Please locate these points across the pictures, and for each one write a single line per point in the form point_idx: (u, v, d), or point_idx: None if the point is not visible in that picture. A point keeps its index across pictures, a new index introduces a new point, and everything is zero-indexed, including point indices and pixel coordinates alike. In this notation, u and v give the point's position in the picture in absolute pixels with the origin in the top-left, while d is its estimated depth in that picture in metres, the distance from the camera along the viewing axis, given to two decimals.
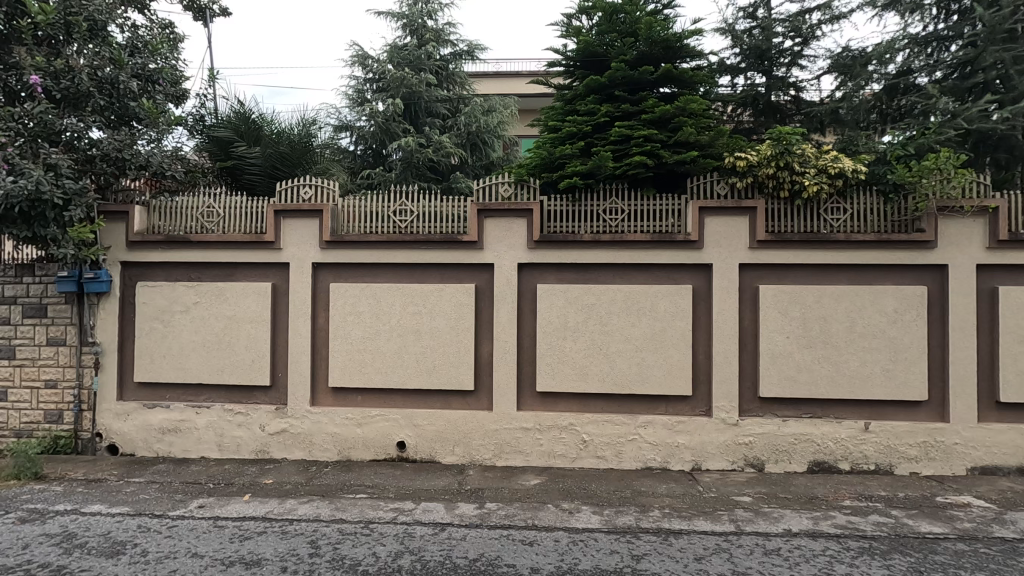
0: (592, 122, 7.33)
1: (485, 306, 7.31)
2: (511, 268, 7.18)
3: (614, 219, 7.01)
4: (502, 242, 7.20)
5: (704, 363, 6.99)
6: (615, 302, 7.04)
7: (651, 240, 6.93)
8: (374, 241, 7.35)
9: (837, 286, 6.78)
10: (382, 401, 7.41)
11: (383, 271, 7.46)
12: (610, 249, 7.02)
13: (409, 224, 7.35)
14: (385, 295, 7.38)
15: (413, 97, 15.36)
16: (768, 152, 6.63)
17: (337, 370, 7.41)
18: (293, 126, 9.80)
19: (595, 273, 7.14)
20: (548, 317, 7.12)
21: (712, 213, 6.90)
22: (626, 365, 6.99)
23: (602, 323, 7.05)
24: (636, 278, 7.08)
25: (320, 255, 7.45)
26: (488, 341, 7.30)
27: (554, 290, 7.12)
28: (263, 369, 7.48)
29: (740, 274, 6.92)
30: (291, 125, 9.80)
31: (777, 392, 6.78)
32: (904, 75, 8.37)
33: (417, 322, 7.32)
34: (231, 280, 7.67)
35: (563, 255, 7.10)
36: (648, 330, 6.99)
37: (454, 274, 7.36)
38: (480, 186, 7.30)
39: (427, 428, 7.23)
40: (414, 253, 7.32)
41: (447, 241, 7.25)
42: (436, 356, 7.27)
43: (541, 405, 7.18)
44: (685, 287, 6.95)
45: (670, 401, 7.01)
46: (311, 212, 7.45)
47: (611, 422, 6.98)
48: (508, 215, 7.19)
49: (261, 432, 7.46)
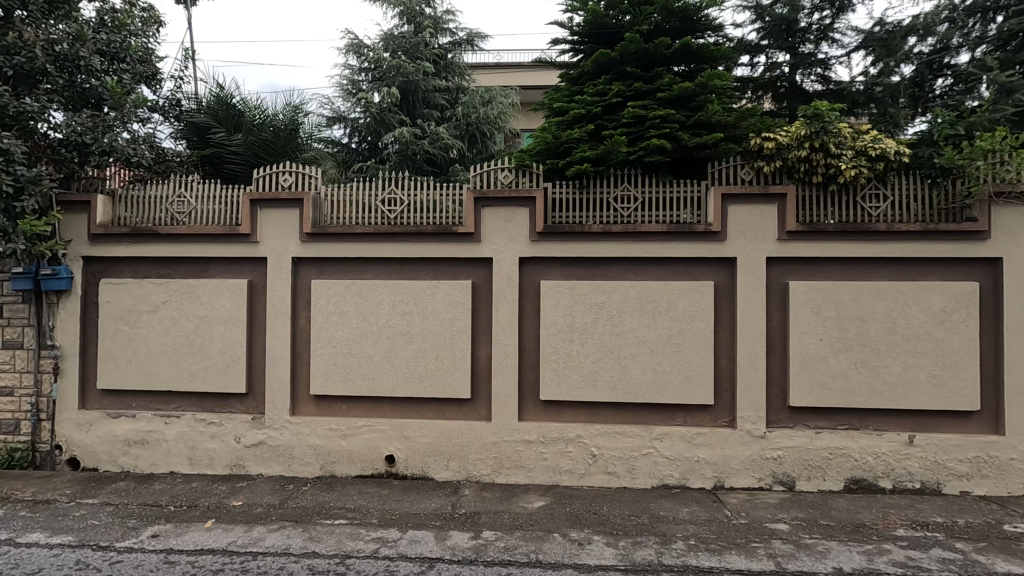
0: (602, 102, 6.60)
1: (482, 306, 6.60)
2: (512, 263, 6.46)
3: (625, 208, 6.33)
4: (502, 234, 6.49)
5: (727, 369, 6.27)
6: (628, 300, 6.32)
7: (668, 231, 6.22)
8: (360, 234, 6.64)
9: (877, 282, 6.05)
10: (370, 410, 6.71)
11: (370, 267, 6.75)
12: (622, 242, 6.30)
13: (400, 214, 6.65)
14: (372, 294, 6.67)
15: (410, 86, 14.68)
16: (800, 132, 5.93)
17: (320, 377, 6.70)
18: (280, 114, 9.12)
19: (605, 269, 6.42)
20: (553, 317, 6.40)
21: (736, 200, 6.18)
22: (639, 371, 6.27)
23: (613, 325, 6.32)
24: (651, 274, 6.36)
25: (300, 249, 6.75)
26: (487, 344, 6.58)
27: (560, 288, 6.40)
28: (238, 376, 6.78)
29: (768, 269, 6.20)
30: (277, 112, 9.13)
31: (810, 401, 6.06)
32: (941, 52, 7.85)
33: (408, 324, 6.60)
34: (203, 277, 6.96)
35: (569, 248, 6.38)
36: (664, 331, 6.26)
37: (448, 269, 6.65)
38: (477, 173, 6.60)
39: (419, 440, 6.53)
40: (404, 247, 6.61)
41: (440, 233, 6.53)
42: (429, 361, 6.55)
43: (545, 415, 6.47)
44: (705, 284, 6.23)
45: (689, 411, 6.29)
46: (290, 201, 6.75)
47: (624, 435, 6.26)
48: (508, 204, 6.48)
49: (236, 445, 6.76)
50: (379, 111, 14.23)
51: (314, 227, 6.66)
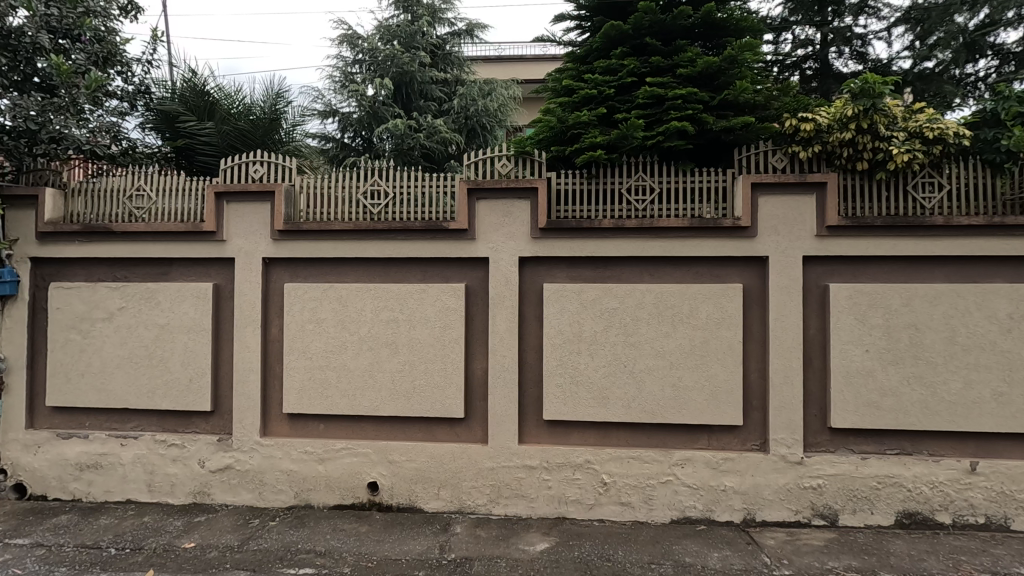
0: (614, 80, 5.80)
1: (477, 314, 5.81)
2: (511, 264, 5.67)
3: (640, 201, 5.57)
4: (499, 231, 5.70)
5: (758, 385, 5.46)
6: (644, 306, 5.52)
7: (690, 226, 5.42)
8: (339, 230, 5.86)
9: (932, 285, 5.23)
10: (351, 431, 5.93)
11: (351, 269, 5.97)
12: (637, 239, 5.51)
13: (384, 208, 5.88)
14: (353, 299, 5.88)
15: (405, 78, 13.94)
16: (846, 111, 5.14)
17: (295, 393, 5.92)
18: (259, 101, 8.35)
19: (618, 270, 5.62)
20: (559, 325, 5.61)
21: (768, 190, 5.38)
22: (657, 387, 5.47)
23: (627, 334, 5.52)
24: (670, 276, 5.56)
25: (272, 249, 5.97)
26: (482, 356, 5.79)
27: (566, 291, 5.60)
28: (203, 392, 6.01)
29: (805, 270, 5.40)
30: (256, 100, 8.35)
31: (855, 422, 5.25)
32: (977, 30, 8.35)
33: (393, 333, 5.81)
34: (163, 280, 6.18)
35: (576, 246, 5.59)
36: (686, 341, 5.46)
37: (439, 271, 5.86)
38: (472, 161, 5.83)
39: (406, 466, 5.75)
40: (389, 246, 5.82)
41: (430, 229, 5.75)
42: (417, 375, 5.77)
43: (548, 437, 5.67)
44: (732, 287, 5.42)
45: (713, 432, 5.49)
46: (260, 194, 5.98)
47: (639, 460, 5.47)
48: (506, 197, 5.69)
49: (200, 470, 5.99)
50: (372, 103, 13.59)
51: (287, 224, 5.89)
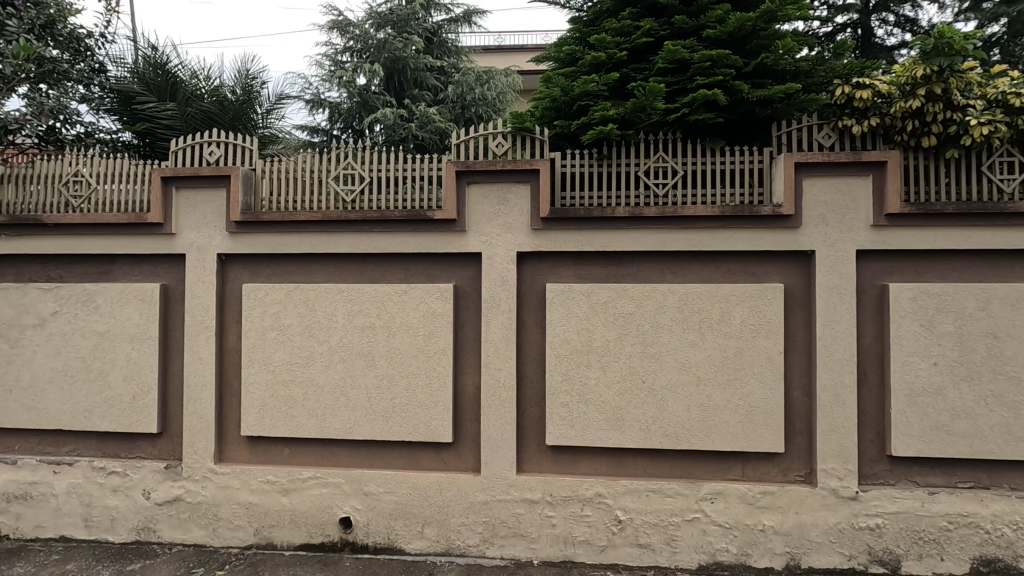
0: (629, 45, 4.90)
1: (468, 320, 4.93)
2: (508, 261, 4.80)
3: (660, 184, 4.70)
4: (494, 221, 4.82)
5: (802, 406, 4.58)
6: (666, 311, 4.63)
7: (720, 215, 4.54)
8: (305, 221, 4.98)
9: (1014, 284, 4.34)
10: (320, 457, 5.04)
11: (320, 267, 5.09)
12: (657, 231, 4.63)
13: (358, 194, 5.02)
14: (323, 303, 5.00)
15: (398, 66, 13.09)
16: (913, 74, 4.26)
17: (255, 413, 5.05)
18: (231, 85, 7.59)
19: (634, 267, 4.74)
20: (564, 334, 4.72)
21: (813, 172, 4.50)
22: (682, 407, 4.60)
23: (646, 344, 4.64)
24: (696, 275, 4.68)
25: (228, 244, 5.10)
26: (474, 369, 4.91)
27: (573, 293, 4.72)
28: (148, 411, 5.14)
29: (859, 267, 4.51)
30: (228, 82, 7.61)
31: (921, 450, 4.37)
32: None
33: (369, 342, 4.94)
34: (103, 281, 5.30)
35: (585, 239, 4.71)
36: (716, 352, 4.58)
37: (423, 269, 4.98)
38: (461, 140, 4.95)
39: (384, 499, 4.88)
40: (364, 240, 4.95)
41: (413, 220, 4.87)
42: (398, 393, 4.89)
43: (552, 465, 4.79)
44: (772, 288, 4.54)
45: (749, 460, 4.60)
46: (213, 179, 5.10)
47: (661, 494, 4.59)
48: (502, 181, 4.81)
49: (145, 502, 5.12)
50: (361, 90, 12.78)
51: (244, 213, 5.02)
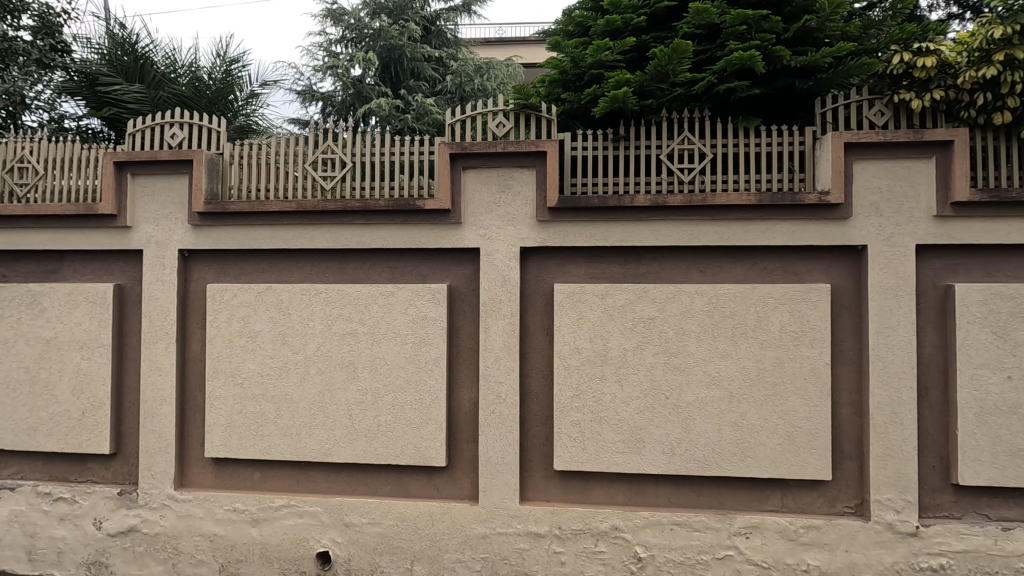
0: (649, 9, 4.30)
1: (464, 326, 4.29)
2: (509, 257, 4.17)
3: (685, 169, 4.08)
4: (494, 211, 4.19)
5: (852, 426, 3.94)
6: (693, 316, 4.00)
7: (756, 204, 3.92)
8: (278, 212, 4.35)
9: None
10: (295, 482, 4.41)
11: (295, 265, 4.45)
12: (682, 223, 4.00)
13: (339, 181, 4.39)
14: (298, 306, 4.37)
15: (393, 56, 12.48)
16: (987, 38, 3.65)
17: (221, 431, 4.42)
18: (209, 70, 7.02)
19: (656, 265, 4.10)
20: (575, 342, 4.09)
21: (865, 153, 3.87)
22: (712, 426, 3.97)
23: (669, 354, 4.01)
24: (727, 274, 4.06)
25: (190, 238, 4.46)
26: (471, 382, 4.27)
27: (585, 295, 4.09)
28: (100, 429, 4.50)
29: (918, 265, 3.88)
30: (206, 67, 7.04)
31: (993, 479, 3.73)
32: None
33: (350, 351, 4.31)
34: (50, 280, 4.66)
35: (599, 233, 4.08)
36: (751, 364, 3.95)
37: (412, 267, 4.34)
38: (456, 119, 4.33)
39: (368, 531, 4.24)
40: (345, 234, 4.31)
41: (401, 210, 4.23)
42: (384, 409, 4.26)
43: (561, 493, 4.16)
44: (816, 289, 3.91)
45: (790, 489, 3.97)
46: (173, 164, 4.46)
47: (687, 528, 3.96)
48: (503, 166, 4.18)
49: (96, 534, 4.48)
50: (354, 81, 12.30)
51: (208, 203, 4.38)
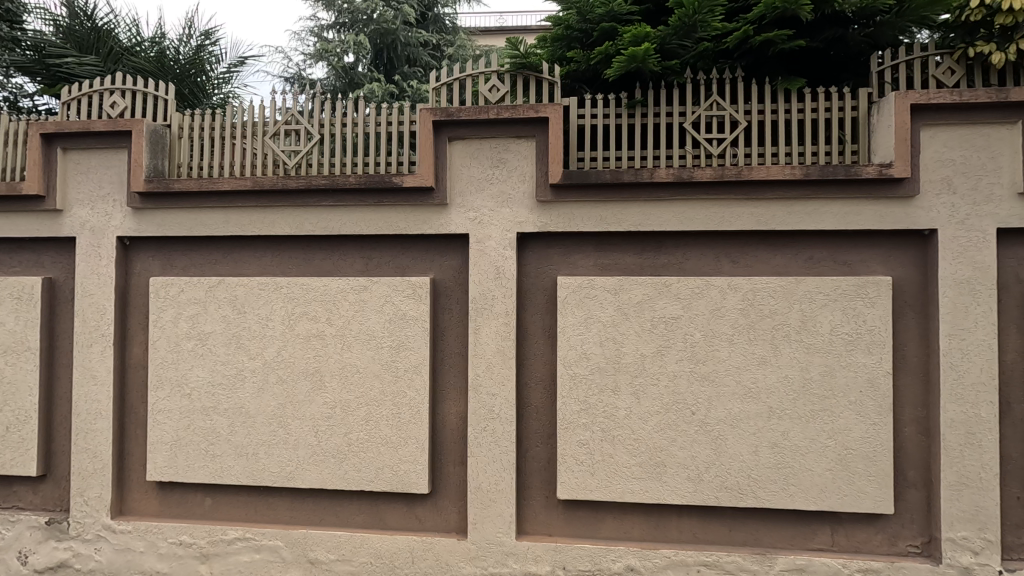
0: None
1: (451, 327, 3.61)
2: (504, 246, 3.49)
3: (714, 139, 3.42)
4: (486, 190, 3.52)
5: (917, 449, 3.26)
6: (723, 315, 3.33)
7: (803, 179, 3.23)
8: (232, 192, 3.68)
9: None
10: (252, 511, 3.74)
11: (253, 255, 3.79)
12: (711, 204, 3.33)
13: (305, 157, 3.75)
14: (255, 303, 3.70)
15: (387, 41, 11.75)
16: None
17: (165, 451, 3.75)
18: (177, 50, 6.22)
19: (679, 254, 3.44)
20: (582, 346, 3.41)
21: (934, 117, 3.19)
22: (747, 448, 3.30)
23: (696, 361, 3.34)
24: (764, 265, 3.39)
25: (130, 223, 3.80)
26: (458, 394, 3.60)
27: (594, 290, 3.41)
28: (25, 447, 3.84)
29: (999, 254, 3.20)
30: (173, 47, 6.24)
31: None
32: None
33: (316, 356, 3.64)
34: None
35: (611, 215, 3.41)
36: (795, 373, 3.28)
37: (390, 258, 3.67)
38: (443, 81, 3.66)
39: (337, 570, 3.57)
40: (311, 218, 3.65)
41: (375, 189, 3.56)
42: (356, 426, 3.60)
43: (566, 527, 3.48)
44: (875, 283, 3.23)
45: (843, 524, 3.29)
46: (111, 136, 3.80)
47: (718, 570, 3.29)
48: (497, 135, 3.51)
49: (20, 570, 3.81)
50: (347, 69, 11.64)
51: (149, 181, 3.71)
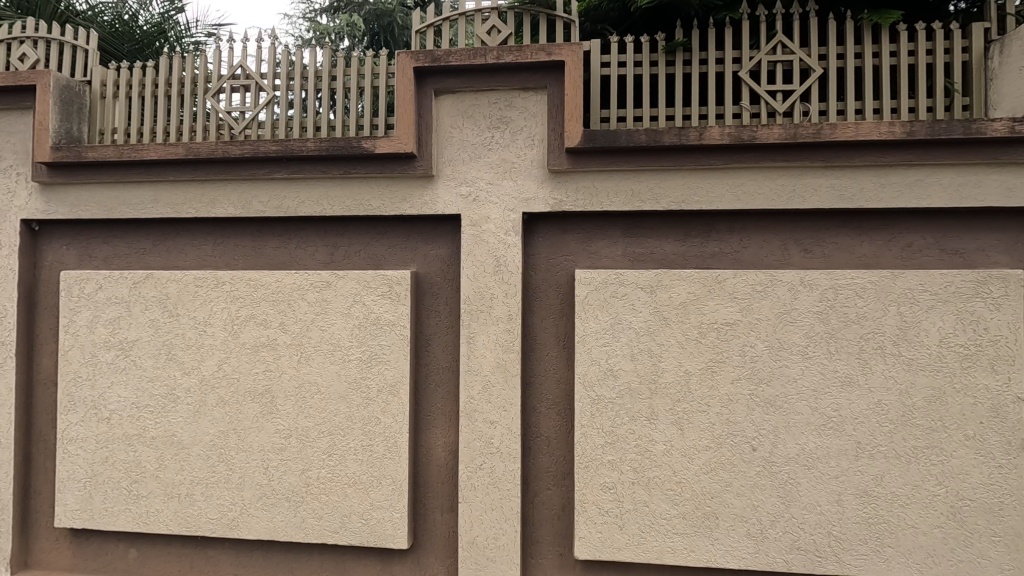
0: None
1: (438, 335, 2.82)
2: (505, 230, 2.70)
3: (779, 92, 2.64)
4: (483, 158, 2.73)
5: None
6: (795, 320, 2.52)
7: (906, 140, 2.42)
8: (161, 162, 2.90)
9: None
10: (187, 568, 2.95)
11: (190, 242, 3.00)
12: (778, 174, 2.54)
13: (257, 118, 3.01)
14: (191, 303, 2.92)
15: (385, 24, 10.98)
16: None
17: (79, 490, 2.97)
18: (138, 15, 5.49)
19: (733, 241, 2.64)
20: (608, 361, 2.62)
21: None
22: (827, 497, 2.50)
23: (757, 381, 2.54)
24: (847, 255, 2.58)
25: (37, 203, 3.02)
26: (447, 420, 2.80)
27: (622, 287, 2.61)
28: None
29: None
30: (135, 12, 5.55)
31: None
32: None
33: (266, 371, 2.86)
34: None
35: (646, 190, 2.61)
36: (891, 398, 2.47)
37: (361, 246, 2.88)
38: (430, 21, 2.88)
39: None
40: (261, 195, 2.87)
41: (341, 157, 2.77)
42: (316, 462, 2.81)
43: None
44: (1000, 277, 2.42)
45: None
46: (14, 94, 3.02)
47: None
48: (498, 87, 2.73)
49: None
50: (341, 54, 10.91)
51: (56, 148, 2.93)
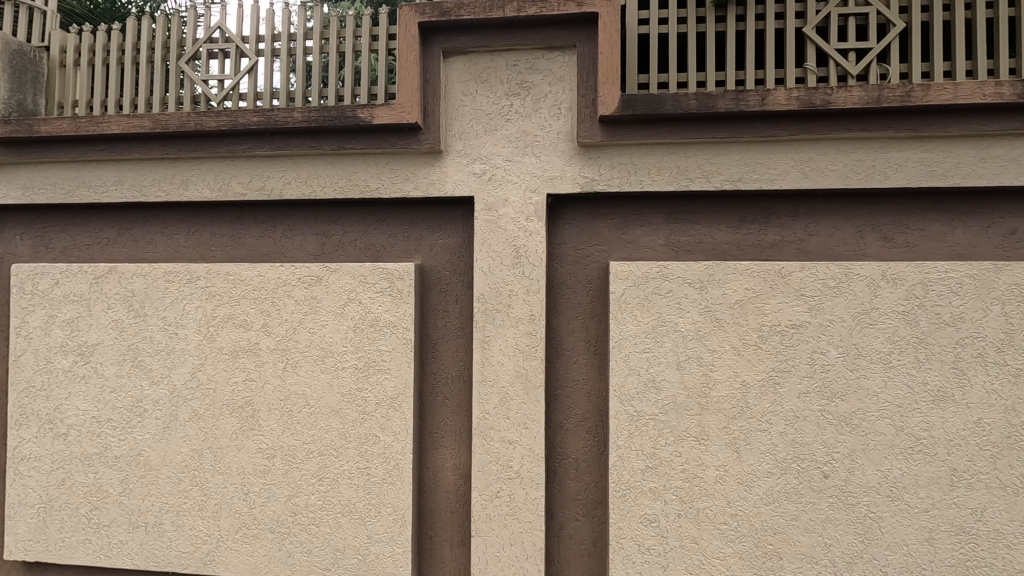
0: None
1: (446, 338, 2.41)
2: (525, 216, 2.29)
3: (852, 52, 2.21)
4: (500, 130, 2.32)
5: None
6: (875, 323, 2.10)
7: (1015, 103, 1.99)
8: (124, 137, 2.49)
9: None
10: None
11: (160, 231, 2.60)
12: (854, 147, 2.12)
13: (237, 88, 2.61)
14: (160, 302, 2.52)
15: None
16: None
17: (33, 518, 2.57)
18: None
19: (797, 228, 2.22)
20: (649, 370, 2.20)
21: None
22: (915, 535, 2.07)
23: (829, 395, 2.12)
24: (936, 244, 2.15)
25: None
26: (457, 438, 2.39)
27: (666, 283, 2.19)
28: None
29: None
30: None
31: None
32: None
33: (247, 381, 2.45)
34: None
35: (694, 166, 2.20)
36: (995, 417, 2.05)
37: (356, 234, 2.47)
38: None
39: None
40: (241, 175, 2.47)
41: (332, 130, 2.36)
42: (305, 487, 2.40)
43: None
44: None
45: None
46: None
47: None
48: (518, 46, 2.31)
49: None
50: None
51: (5, 121, 2.53)
